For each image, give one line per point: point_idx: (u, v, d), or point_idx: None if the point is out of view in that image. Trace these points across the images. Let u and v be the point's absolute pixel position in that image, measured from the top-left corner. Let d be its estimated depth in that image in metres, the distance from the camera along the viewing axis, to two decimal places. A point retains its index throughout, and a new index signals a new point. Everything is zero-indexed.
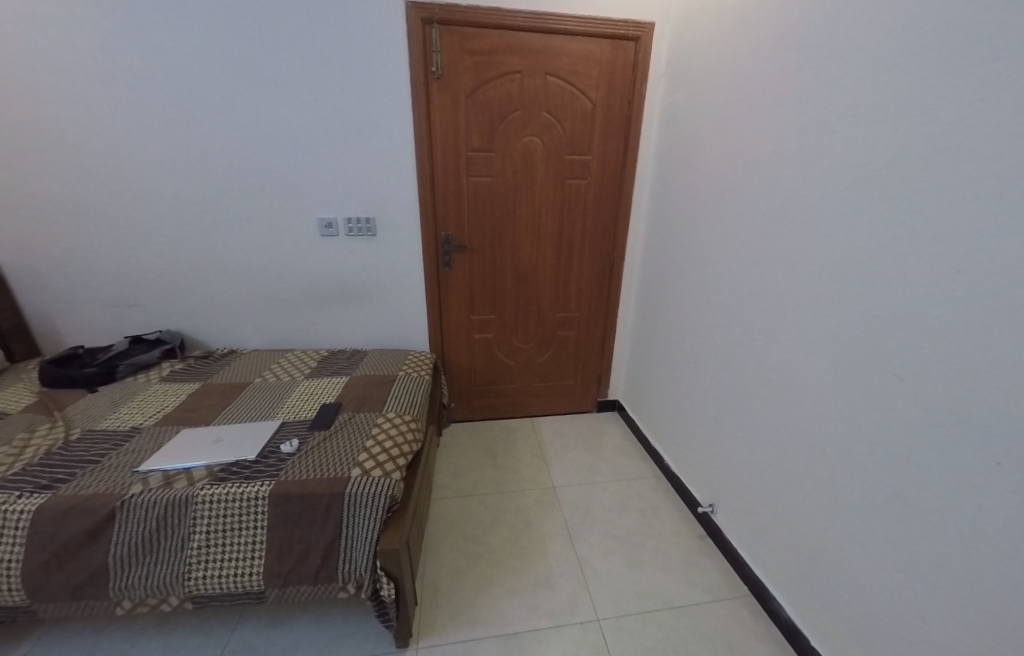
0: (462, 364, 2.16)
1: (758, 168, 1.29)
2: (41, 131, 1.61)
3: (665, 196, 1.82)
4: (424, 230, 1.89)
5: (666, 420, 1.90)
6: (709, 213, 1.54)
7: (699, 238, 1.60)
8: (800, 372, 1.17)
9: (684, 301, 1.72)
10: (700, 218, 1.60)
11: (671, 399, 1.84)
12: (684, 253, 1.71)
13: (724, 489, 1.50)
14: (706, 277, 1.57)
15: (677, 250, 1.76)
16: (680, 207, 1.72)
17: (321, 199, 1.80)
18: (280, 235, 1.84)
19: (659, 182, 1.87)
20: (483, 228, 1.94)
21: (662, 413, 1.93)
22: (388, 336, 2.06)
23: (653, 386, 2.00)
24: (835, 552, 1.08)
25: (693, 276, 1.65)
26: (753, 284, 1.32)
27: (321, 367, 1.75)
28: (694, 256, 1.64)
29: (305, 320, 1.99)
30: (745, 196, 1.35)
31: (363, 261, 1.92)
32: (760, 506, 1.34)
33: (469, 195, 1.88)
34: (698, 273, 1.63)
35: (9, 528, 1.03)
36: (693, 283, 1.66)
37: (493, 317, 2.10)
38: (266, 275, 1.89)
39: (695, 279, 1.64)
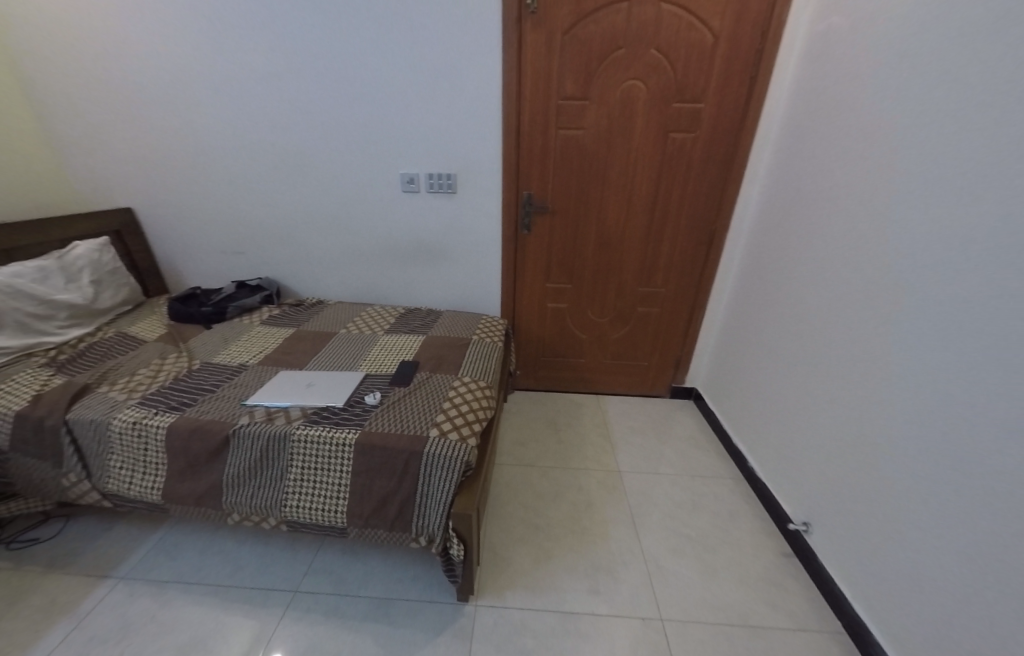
0: (532, 331, 2.10)
1: (948, 114, 0.96)
2: (163, 86, 1.74)
3: (792, 156, 1.52)
4: (505, 188, 1.79)
5: (758, 417, 1.69)
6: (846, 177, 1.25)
7: (827, 209, 1.33)
8: (964, 388, 0.92)
9: (797, 283, 1.46)
10: (831, 183, 1.32)
11: (767, 394, 1.63)
12: (807, 226, 1.43)
13: (824, 507, 1.31)
14: (828, 256, 1.32)
15: (797, 221, 1.48)
16: (807, 169, 1.42)
17: (404, 156, 1.77)
18: (365, 192, 1.86)
19: (785, 137, 1.55)
20: (568, 188, 1.79)
21: (754, 410, 1.72)
22: (461, 298, 2.05)
23: (750, 378, 1.77)
24: (974, 611, 0.88)
25: (812, 253, 1.39)
26: (909, 273, 1.04)
27: (399, 324, 1.78)
28: (816, 231, 1.38)
29: (385, 278, 2.05)
30: (917, 153, 1.03)
31: (442, 222, 1.88)
32: (870, 536, 1.15)
33: (556, 150, 1.72)
34: (817, 250, 1.37)
35: (149, 439, 1.20)
36: (811, 262, 1.40)
37: (569, 286, 1.98)
38: (350, 231, 1.95)
39: (813, 257, 1.38)
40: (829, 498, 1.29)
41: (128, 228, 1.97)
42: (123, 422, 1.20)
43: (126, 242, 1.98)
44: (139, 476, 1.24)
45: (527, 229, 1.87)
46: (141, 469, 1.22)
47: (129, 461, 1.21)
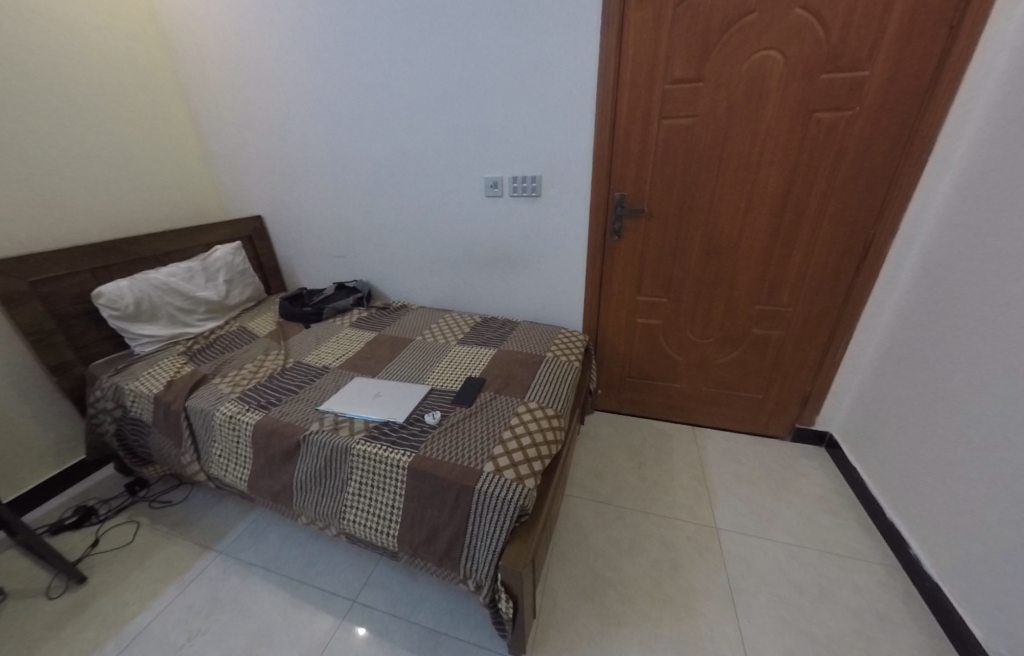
0: (618, 349, 1.87)
1: None
2: (283, 103, 1.90)
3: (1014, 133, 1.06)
4: (594, 189, 1.59)
5: (930, 492, 1.25)
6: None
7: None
8: None
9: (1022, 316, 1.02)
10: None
11: (952, 464, 1.18)
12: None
13: None
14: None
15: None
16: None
17: (492, 158, 1.68)
18: (451, 197, 1.82)
19: (1002, 108, 1.10)
20: (670, 187, 1.52)
21: (924, 480, 1.28)
22: (543, 308, 1.91)
23: (916, 436, 1.32)
24: None
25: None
26: None
27: (474, 334, 1.71)
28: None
29: (466, 285, 2.00)
30: None
31: (528, 227, 1.76)
32: None
33: (658, 143, 1.47)
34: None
35: (240, 434, 1.27)
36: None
37: (665, 300, 1.71)
38: (436, 236, 1.94)
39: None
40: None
41: (257, 233, 2.23)
42: (223, 415, 1.31)
43: (255, 246, 2.24)
44: (233, 465, 1.33)
45: (618, 235, 1.65)
46: (234, 461, 1.30)
47: (226, 451, 1.31)
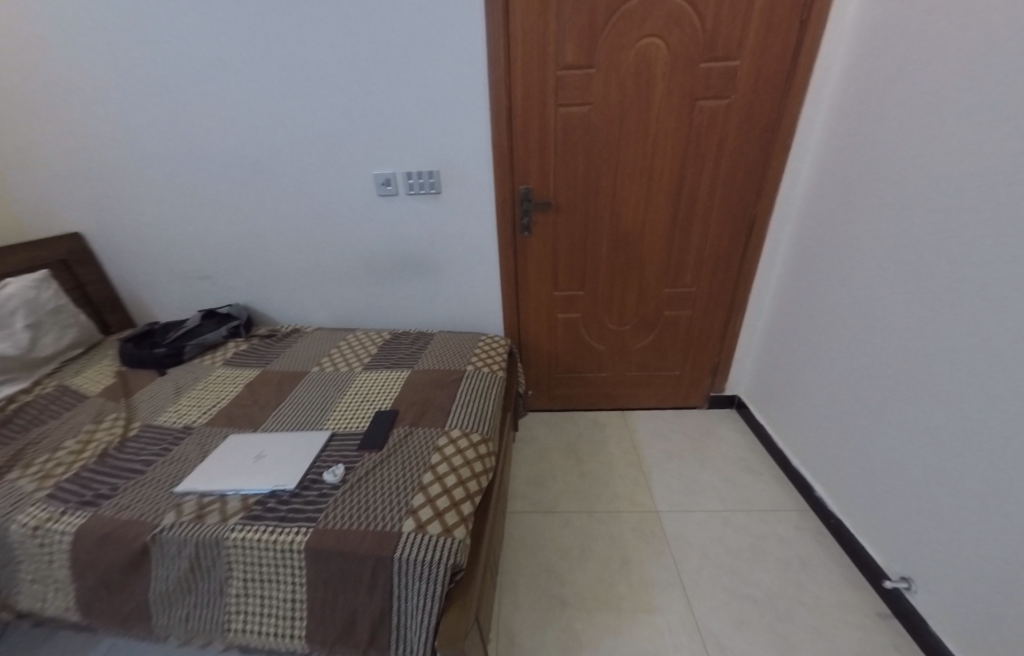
0: (542, 346, 1.81)
1: None
2: (88, 87, 1.46)
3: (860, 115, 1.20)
4: (498, 183, 1.49)
5: (827, 438, 1.39)
6: (957, 129, 0.93)
7: (929, 176, 1.00)
8: None
9: (882, 275, 1.15)
10: (934, 141, 0.99)
11: (843, 412, 1.32)
12: (894, 199, 1.10)
13: (939, 568, 1.02)
14: (936, 235, 0.99)
15: (877, 194, 1.16)
16: (890, 128, 1.11)
17: (383, 150, 1.47)
18: (338, 198, 1.56)
19: (848, 95, 1.24)
20: (571, 178, 1.49)
21: (821, 429, 1.42)
22: (459, 314, 1.76)
23: (811, 392, 1.46)
24: None
25: (906, 234, 1.07)
26: None
27: (384, 355, 1.50)
28: (910, 202, 1.05)
29: (370, 297, 1.76)
30: None
31: (431, 228, 1.59)
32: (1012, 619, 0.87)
33: (556, 133, 1.42)
34: (914, 230, 1.05)
35: (54, 549, 0.91)
36: (907, 246, 1.07)
37: (581, 292, 1.69)
38: (325, 245, 1.67)
39: (909, 242, 1.06)
40: (948, 557, 1.00)
41: (75, 256, 1.70)
42: (23, 528, 0.93)
43: (74, 272, 1.70)
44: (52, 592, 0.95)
45: (528, 230, 1.57)
46: (49, 587, 0.93)
47: (35, 577, 0.93)
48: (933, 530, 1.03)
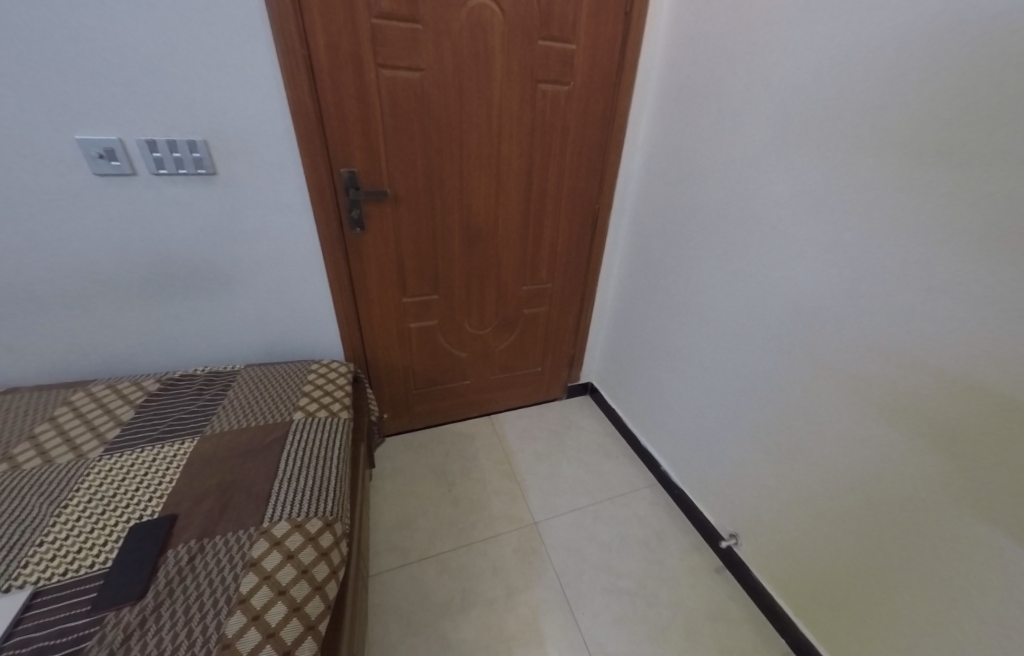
0: (395, 362, 1.54)
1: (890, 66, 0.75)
2: None
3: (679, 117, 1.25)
4: (310, 165, 1.12)
5: (666, 419, 1.53)
6: (759, 141, 1.01)
7: (738, 181, 1.09)
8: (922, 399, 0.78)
9: (705, 271, 1.24)
10: (741, 150, 1.07)
11: (678, 394, 1.45)
12: (711, 201, 1.19)
13: (758, 523, 1.18)
14: (746, 236, 1.09)
15: (697, 194, 1.24)
16: (705, 133, 1.17)
17: (94, 104, 0.93)
18: (14, 178, 0.95)
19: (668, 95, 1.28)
20: (408, 162, 1.22)
21: (660, 410, 1.55)
22: (272, 337, 1.34)
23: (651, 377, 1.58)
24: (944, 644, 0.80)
25: (722, 234, 1.16)
26: (855, 263, 0.85)
27: (147, 420, 1.01)
28: (724, 206, 1.14)
29: (114, 327, 1.18)
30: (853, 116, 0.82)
31: (209, 223, 1.13)
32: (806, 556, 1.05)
33: (382, 104, 1.13)
34: (728, 233, 1.14)
35: None
36: (723, 246, 1.17)
37: (434, 297, 1.46)
38: (1, 252, 1.02)
39: (724, 242, 1.16)
40: (765, 518, 1.16)
41: None
42: None
43: None
44: None
45: (361, 227, 1.25)
46: None
47: None
48: (751, 493, 1.19)
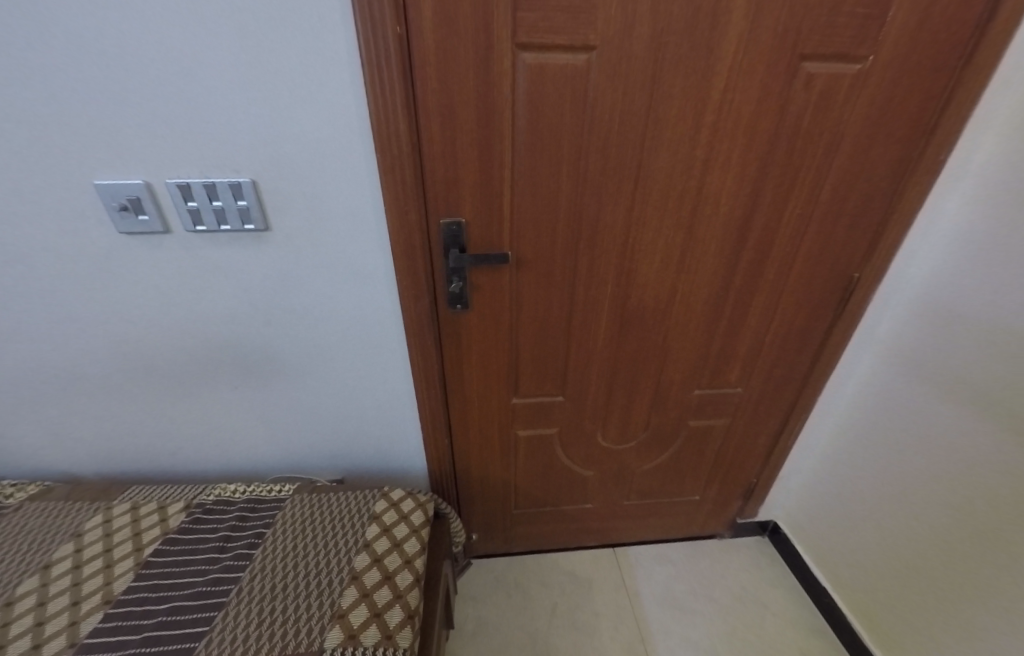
0: (495, 476, 1.11)
1: None
2: None
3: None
4: (396, 220, 0.72)
5: (811, 489, 1.18)
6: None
7: None
8: None
9: None
10: None
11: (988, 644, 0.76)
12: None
13: None
14: None
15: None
16: None
17: (108, 135, 0.62)
18: (23, 241, 0.69)
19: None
20: (548, 211, 0.76)
21: (807, 482, 1.19)
22: (342, 437, 1.00)
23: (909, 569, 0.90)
24: None
25: None
26: None
27: (143, 598, 0.68)
28: None
29: (157, 424, 0.91)
30: None
31: (261, 299, 0.78)
32: None
33: (518, 119, 0.67)
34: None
35: None
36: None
37: (558, 398, 1.00)
38: (19, 334, 0.77)
39: None
40: (839, 511, 1.09)
41: None
42: None
43: None
44: None
45: (464, 306, 0.83)
46: None
47: None
48: (832, 493, 1.11)
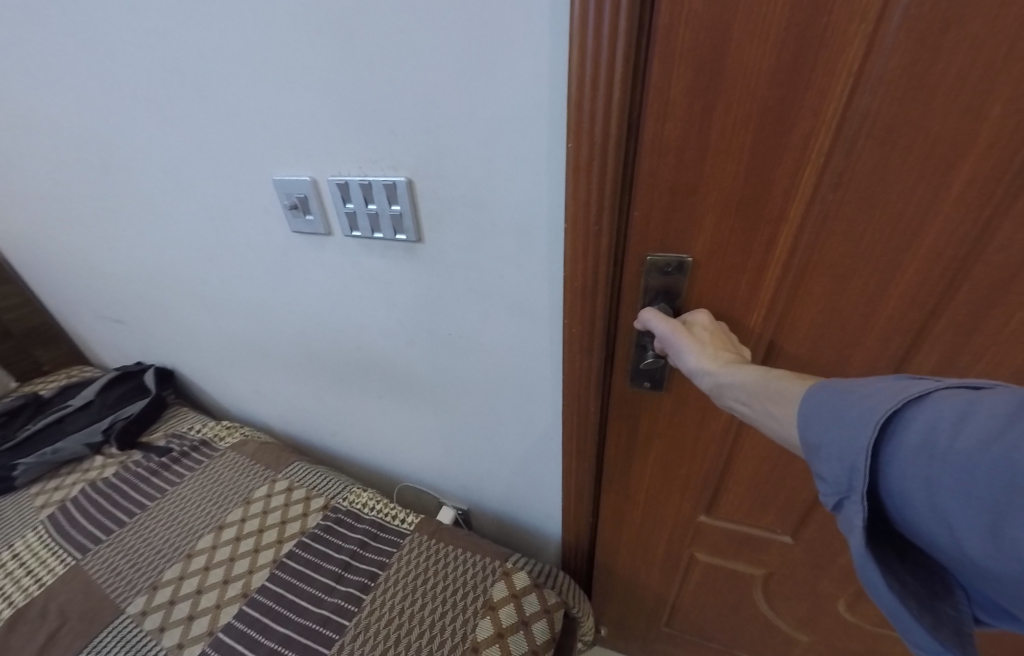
0: (647, 587, 0.82)
1: None
2: None
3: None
4: (573, 247, 0.46)
5: None
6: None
7: None
8: None
9: None
10: None
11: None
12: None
13: None
14: None
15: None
16: None
17: (285, 125, 0.55)
18: (232, 232, 0.71)
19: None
20: (879, 259, 0.38)
21: None
22: (475, 472, 0.87)
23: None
24: None
25: None
26: None
27: (267, 608, 0.67)
28: None
29: (321, 409, 0.94)
30: None
31: (413, 315, 0.67)
32: None
33: (879, 63, 0.31)
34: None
35: None
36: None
37: (783, 539, 0.64)
38: (236, 311, 0.85)
39: None
40: None
41: None
42: None
43: None
44: None
45: (655, 386, 0.54)
46: None
47: None
48: None
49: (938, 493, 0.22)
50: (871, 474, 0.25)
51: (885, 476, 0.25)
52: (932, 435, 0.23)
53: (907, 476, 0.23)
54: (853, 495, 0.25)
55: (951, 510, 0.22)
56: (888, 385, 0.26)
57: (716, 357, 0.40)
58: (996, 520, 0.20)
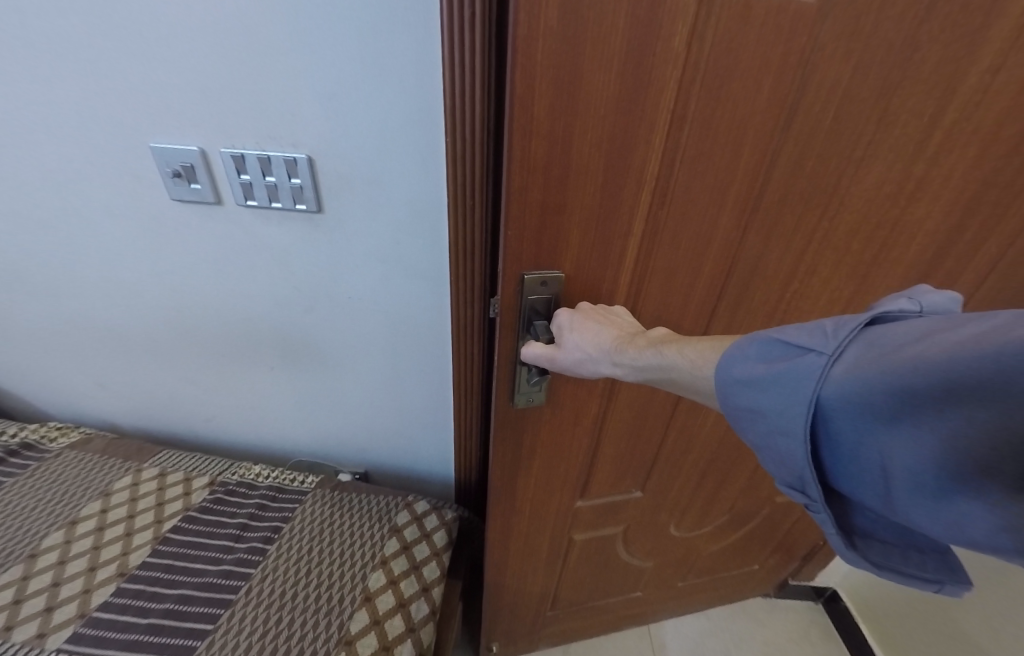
0: (537, 579, 1.00)
1: None
2: None
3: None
4: (455, 224, 0.62)
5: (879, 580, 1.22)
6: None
7: None
8: None
9: None
10: None
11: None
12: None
13: None
14: None
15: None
16: None
17: (169, 94, 0.58)
18: (88, 198, 0.67)
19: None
20: (688, 249, 0.54)
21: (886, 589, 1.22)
22: (372, 433, 0.95)
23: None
24: None
25: None
26: None
27: (154, 578, 0.66)
28: None
29: (194, 393, 0.90)
30: None
31: (314, 284, 0.74)
32: None
33: (682, 114, 0.44)
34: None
35: None
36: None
37: (634, 496, 0.91)
38: (82, 288, 0.77)
39: None
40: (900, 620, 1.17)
41: None
42: None
43: None
44: None
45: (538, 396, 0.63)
46: None
47: None
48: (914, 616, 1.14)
49: (890, 487, 0.26)
50: (817, 466, 0.30)
51: (833, 462, 0.29)
52: (861, 434, 0.26)
53: (857, 469, 0.27)
54: (815, 492, 0.30)
55: (908, 502, 0.25)
56: (796, 370, 0.28)
57: (597, 353, 0.48)
58: (950, 510, 0.23)
